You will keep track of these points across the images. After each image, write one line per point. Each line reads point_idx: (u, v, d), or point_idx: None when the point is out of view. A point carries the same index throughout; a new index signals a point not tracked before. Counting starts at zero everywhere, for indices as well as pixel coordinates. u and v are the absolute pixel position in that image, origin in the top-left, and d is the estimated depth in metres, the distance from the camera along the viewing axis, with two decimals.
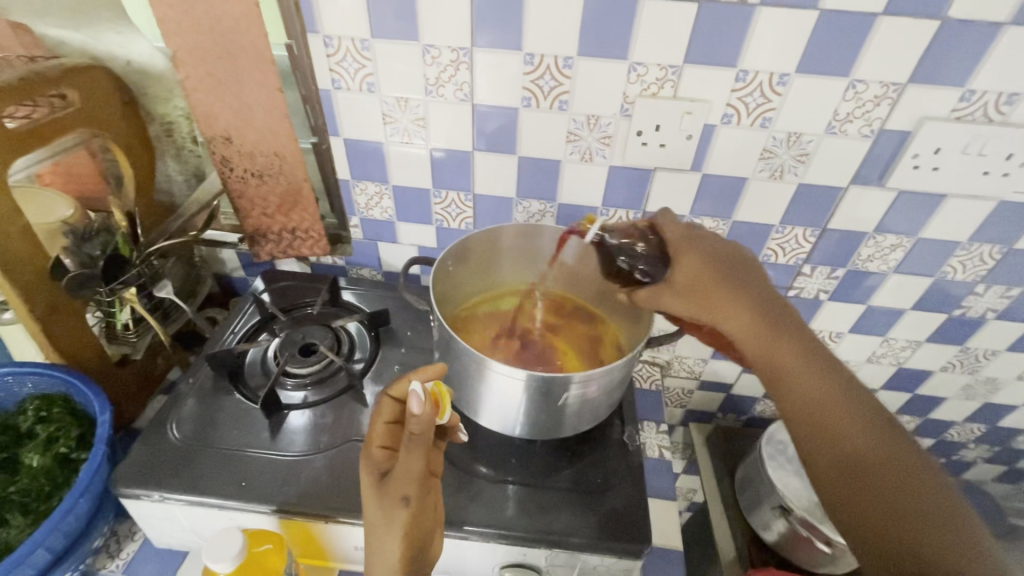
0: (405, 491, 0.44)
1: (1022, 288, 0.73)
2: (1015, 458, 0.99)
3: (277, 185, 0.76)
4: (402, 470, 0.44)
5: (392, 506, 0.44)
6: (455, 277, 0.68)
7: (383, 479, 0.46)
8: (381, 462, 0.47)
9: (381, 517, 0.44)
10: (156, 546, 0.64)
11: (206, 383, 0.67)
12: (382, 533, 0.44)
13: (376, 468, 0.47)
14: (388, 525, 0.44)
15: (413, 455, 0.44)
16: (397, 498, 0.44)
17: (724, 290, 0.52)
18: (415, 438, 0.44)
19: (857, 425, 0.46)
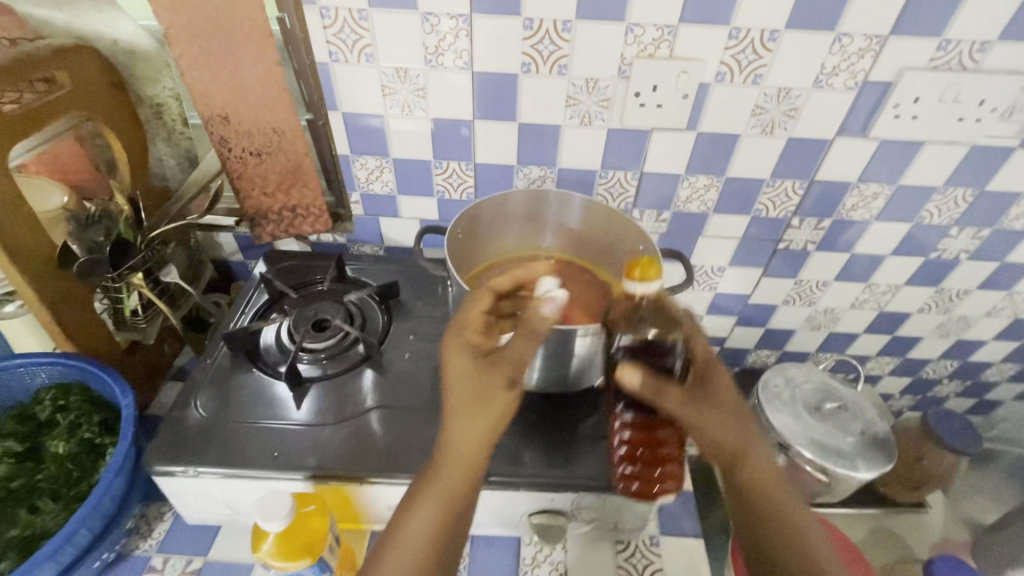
0: (514, 377, 0.52)
1: (992, 228, 0.79)
2: (983, 390, 1.07)
3: (276, 162, 0.76)
4: (510, 357, 0.53)
5: (495, 390, 0.51)
6: (466, 244, 0.70)
7: (482, 357, 0.53)
8: (481, 341, 0.54)
9: (479, 395, 0.51)
10: (187, 524, 0.66)
11: (224, 361, 0.68)
12: (473, 411, 0.51)
13: (476, 346, 0.53)
14: (488, 404, 0.51)
15: (528, 346, 0.54)
16: (501, 382, 0.51)
17: (710, 414, 0.55)
18: (536, 330, 0.54)
19: (823, 544, 0.53)
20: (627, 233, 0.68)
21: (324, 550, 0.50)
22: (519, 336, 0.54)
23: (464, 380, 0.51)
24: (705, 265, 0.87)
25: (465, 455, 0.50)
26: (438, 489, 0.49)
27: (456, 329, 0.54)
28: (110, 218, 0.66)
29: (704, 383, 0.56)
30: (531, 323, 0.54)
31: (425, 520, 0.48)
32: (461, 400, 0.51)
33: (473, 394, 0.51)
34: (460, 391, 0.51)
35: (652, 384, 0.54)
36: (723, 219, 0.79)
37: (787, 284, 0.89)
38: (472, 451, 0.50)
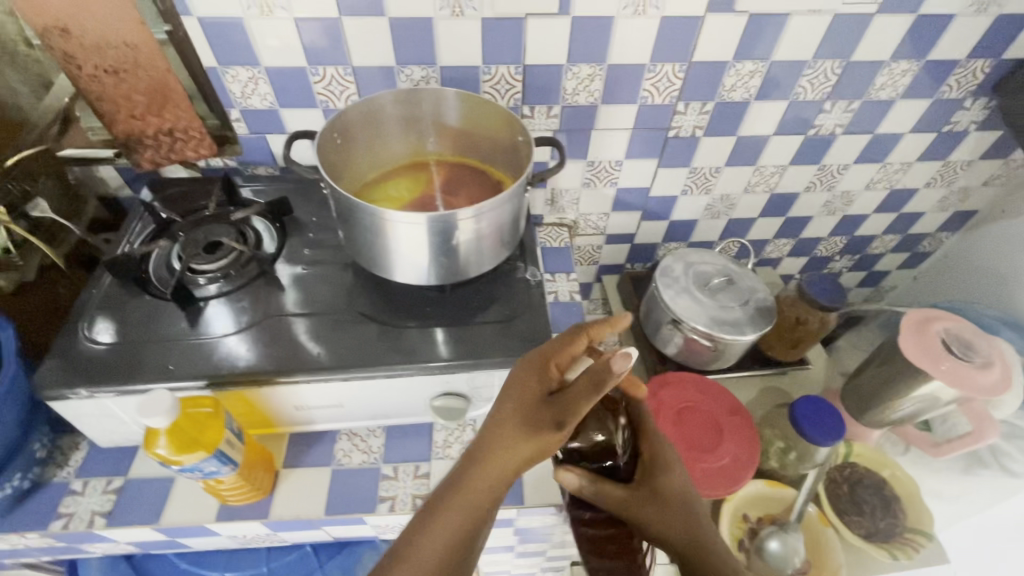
0: (564, 421, 0.49)
1: (861, 100, 0.83)
2: (870, 262, 1.17)
3: (138, 80, 0.72)
4: (569, 403, 0.49)
5: (547, 424, 0.49)
6: (346, 151, 0.70)
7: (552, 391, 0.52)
8: (552, 375, 0.53)
9: (524, 422, 0.50)
10: (104, 449, 0.68)
11: (110, 289, 0.67)
12: (514, 433, 0.50)
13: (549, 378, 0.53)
14: (529, 430, 0.50)
15: (588, 400, 0.49)
16: (551, 420, 0.50)
17: (658, 502, 0.52)
18: (597, 387, 0.48)
19: None
20: (503, 126, 0.69)
21: (221, 444, 0.53)
22: (584, 386, 0.49)
23: (525, 401, 0.51)
24: (603, 161, 0.88)
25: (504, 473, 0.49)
26: (462, 503, 0.48)
27: (530, 363, 0.54)
28: None
29: (650, 480, 0.54)
30: (600, 373, 0.48)
31: (458, 525, 0.47)
32: (517, 416, 0.51)
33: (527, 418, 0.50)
34: (518, 406, 0.51)
35: (591, 485, 0.54)
36: (611, 110, 0.81)
37: (682, 173, 0.92)
38: (497, 475, 0.49)
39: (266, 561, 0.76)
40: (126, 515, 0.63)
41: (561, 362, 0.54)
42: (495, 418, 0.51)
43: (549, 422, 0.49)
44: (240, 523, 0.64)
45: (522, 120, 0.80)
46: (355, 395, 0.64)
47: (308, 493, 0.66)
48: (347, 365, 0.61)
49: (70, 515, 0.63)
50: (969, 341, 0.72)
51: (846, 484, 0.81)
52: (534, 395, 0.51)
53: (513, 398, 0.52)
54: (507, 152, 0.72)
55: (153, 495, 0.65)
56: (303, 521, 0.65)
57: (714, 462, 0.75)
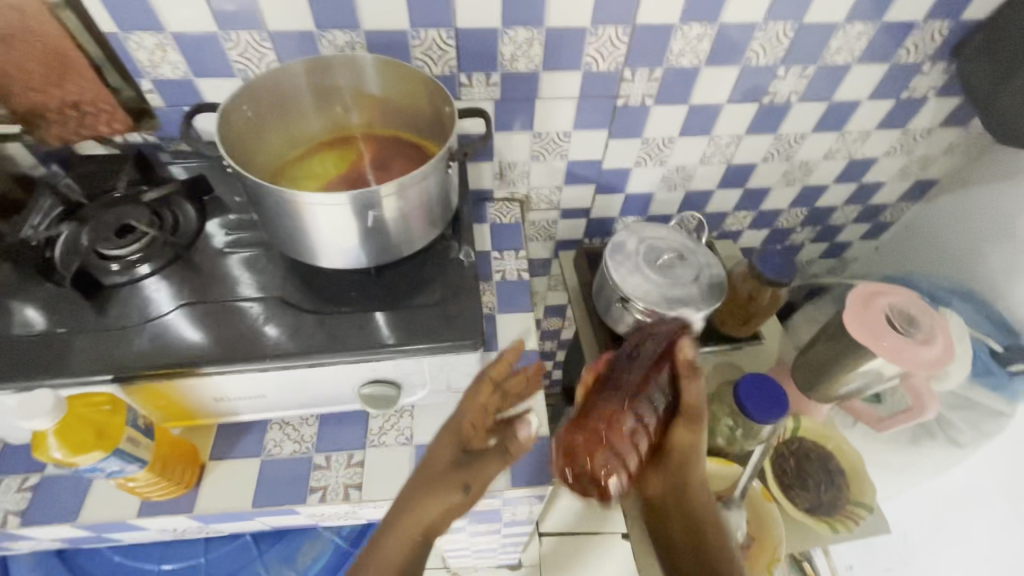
0: (470, 484, 0.54)
1: (816, 65, 0.79)
2: (831, 233, 1.15)
3: (30, 48, 0.66)
4: (480, 470, 0.54)
5: (453, 489, 0.53)
6: (257, 126, 0.66)
7: (467, 452, 0.55)
8: (470, 441, 0.56)
9: (436, 488, 0.54)
10: (19, 445, 0.64)
11: (11, 278, 0.63)
12: (429, 501, 0.53)
13: (461, 439, 0.55)
14: (439, 493, 0.53)
15: (497, 466, 0.55)
16: (456, 484, 0.54)
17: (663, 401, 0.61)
18: (506, 452, 0.55)
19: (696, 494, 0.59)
20: (427, 95, 0.65)
21: (122, 442, 0.51)
22: (494, 453, 0.55)
23: (435, 471, 0.55)
24: (550, 132, 0.84)
25: (418, 531, 0.53)
26: (386, 558, 0.52)
27: (444, 431, 0.57)
28: None
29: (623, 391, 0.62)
30: (506, 440, 0.55)
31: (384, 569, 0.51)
32: (426, 486, 0.54)
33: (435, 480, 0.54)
34: (433, 469, 0.55)
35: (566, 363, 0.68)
36: (555, 78, 0.76)
37: (635, 145, 0.88)
38: (423, 525, 0.54)
39: (205, 551, 0.74)
40: (42, 513, 0.60)
41: (482, 425, 0.56)
42: (416, 484, 0.55)
43: (458, 487, 0.53)
44: (165, 517, 0.62)
45: (460, 88, 0.75)
46: (277, 384, 0.61)
47: (234, 485, 0.64)
48: (265, 355, 0.58)
49: None
50: (913, 316, 0.71)
51: (793, 459, 0.81)
52: (450, 461, 0.55)
53: (432, 463, 0.56)
54: (433, 120, 0.67)
55: (71, 492, 0.62)
56: (230, 513, 0.62)
57: None
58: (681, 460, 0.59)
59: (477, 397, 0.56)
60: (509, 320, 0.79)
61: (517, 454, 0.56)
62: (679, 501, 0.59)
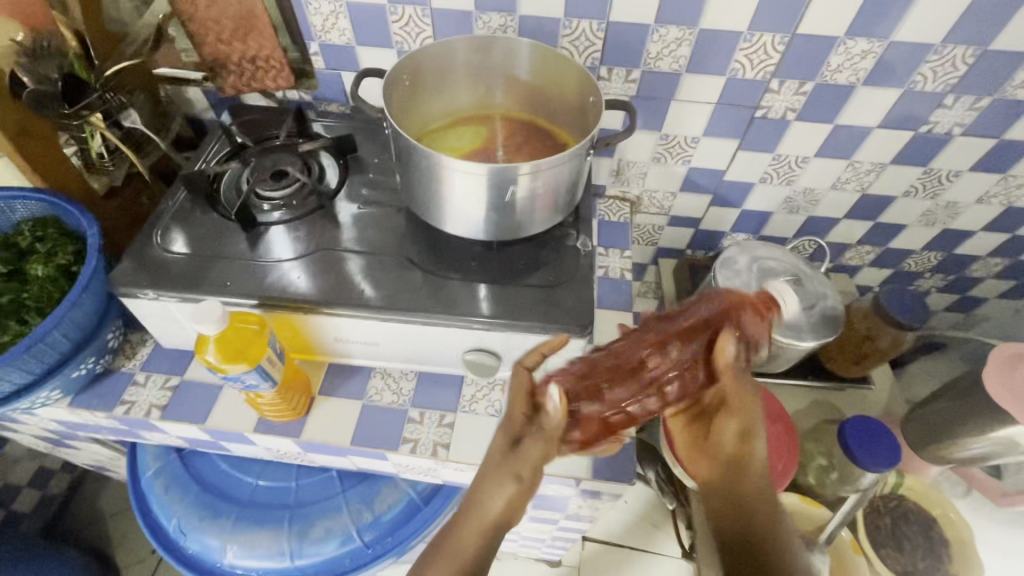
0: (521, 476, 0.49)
1: (992, 97, 0.72)
2: (966, 285, 1.04)
3: (228, 6, 0.74)
4: (522, 456, 0.49)
5: (506, 479, 0.49)
6: (412, 97, 0.70)
7: (511, 445, 0.50)
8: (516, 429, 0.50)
9: (490, 478, 0.49)
10: (166, 349, 0.73)
11: (185, 204, 0.72)
12: (488, 488, 0.49)
13: (509, 432, 0.50)
14: (496, 484, 0.49)
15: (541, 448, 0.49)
16: (510, 476, 0.49)
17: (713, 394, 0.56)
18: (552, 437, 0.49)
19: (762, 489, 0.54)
20: (572, 84, 0.67)
21: (262, 361, 0.57)
22: (538, 438, 0.49)
23: (488, 462, 0.50)
24: (678, 135, 0.82)
25: (489, 519, 0.50)
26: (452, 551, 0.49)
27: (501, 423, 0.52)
28: (63, 56, 0.67)
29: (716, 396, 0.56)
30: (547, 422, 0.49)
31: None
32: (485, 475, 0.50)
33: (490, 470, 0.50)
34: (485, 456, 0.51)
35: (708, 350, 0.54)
36: (697, 80, 0.75)
37: (765, 159, 0.85)
38: (495, 513, 0.50)
39: (296, 477, 0.80)
40: (179, 411, 0.68)
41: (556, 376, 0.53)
42: (469, 488, 0.51)
43: (512, 478, 0.49)
44: (276, 438, 0.68)
45: (598, 81, 0.76)
46: (390, 335, 0.66)
47: (336, 422, 0.69)
48: (385, 306, 0.63)
49: (132, 403, 0.69)
50: None
51: (889, 517, 0.75)
52: (496, 463, 0.50)
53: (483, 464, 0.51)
54: (575, 109, 0.69)
55: (202, 398, 0.69)
56: (330, 445, 0.68)
57: None
58: (727, 454, 0.55)
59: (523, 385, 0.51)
60: (607, 317, 0.79)
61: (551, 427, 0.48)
62: (731, 478, 0.55)
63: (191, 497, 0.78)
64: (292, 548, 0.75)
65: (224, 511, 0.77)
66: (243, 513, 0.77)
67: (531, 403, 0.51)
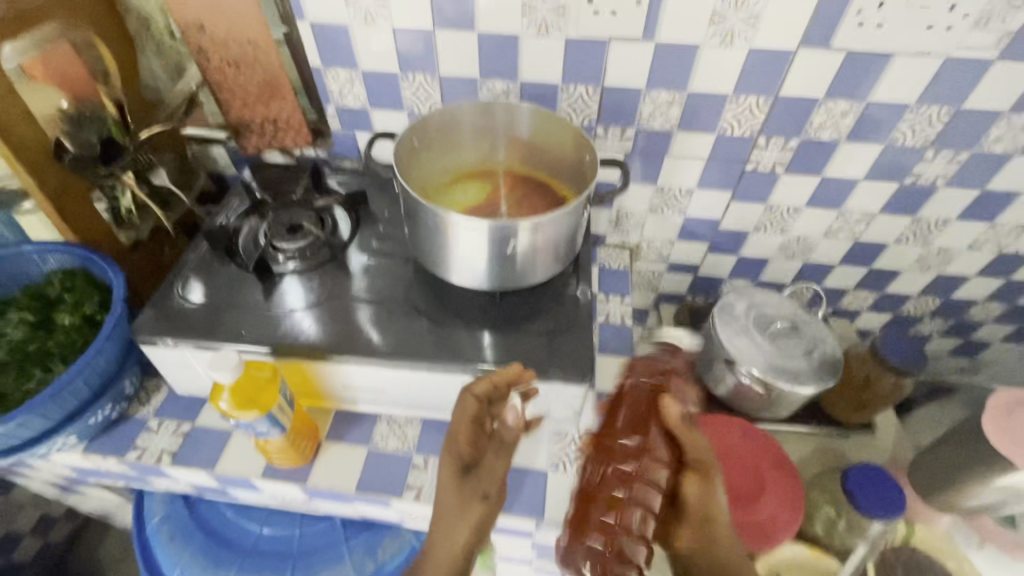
0: (490, 491, 0.55)
1: (970, 151, 0.76)
2: (968, 329, 1.05)
3: (254, 75, 0.81)
4: (488, 471, 0.56)
5: (473, 497, 0.54)
6: (421, 155, 0.75)
7: (465, 471, 0.55)
8: (465, 458, 0.56)
9: (458, 516, 0.53)
10: (179, 395, 0.75)
11: (206, 256, 0.76)
12: (452, 525, 0.53)
13: (460, 457, 0.55)
14: (462, 515, 0.53)
15: (500, 456, 0.57)
16: (477, 493, 0.54)
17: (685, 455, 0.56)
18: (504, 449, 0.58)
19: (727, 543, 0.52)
20: (570, 143, 0.72)
21: (273, 408, 0.59)
22: (493, 450, 0.57)
23: (449, 502, 0.54)
24: (673, 187, 0.87)
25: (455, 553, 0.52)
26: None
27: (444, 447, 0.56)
28: (102, 120, 0.71)
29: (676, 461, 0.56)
30: (501, 434, 0.58)
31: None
32: (446, 514, 0.53)
33: (454, 500, 0.54)
34: (446, 488, 0.54)
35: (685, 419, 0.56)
36: (688, 137, 0.79)
37: (757, 209, 0.88)
38: (451, 552, 0.52)
39: (299, 525, 0.80)
40: (189, 457, 0.69)
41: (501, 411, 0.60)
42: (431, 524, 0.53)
43: (478, 496, 0.54)
44: (281, 484, 0.69)
45: (595, 139, 0.81)
46: (395, 381, 0.68)
47: (342, 466, 0.70)
48: (390, 353, 0.65)
49: (145, 448, 0.70)
50: None
51: (902, 568, 0.73)
52: (456, 491, 0.54)
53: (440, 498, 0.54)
54: (574, 165, 0.74)
55: (211, 444, 0.71)
56: (335, 492, 0.68)
57: (753, 514, 0.71)
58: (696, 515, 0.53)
59: (471, 413, 0.56)
60: (608, 362, 0.81)
61: (512, 441, 0.58)
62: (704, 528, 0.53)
63: (195, 546, 0.78)
64: None
65: (228, 560, 0.77)
66: (246, 563, 0.77)
67: (475, 429, 0.57)
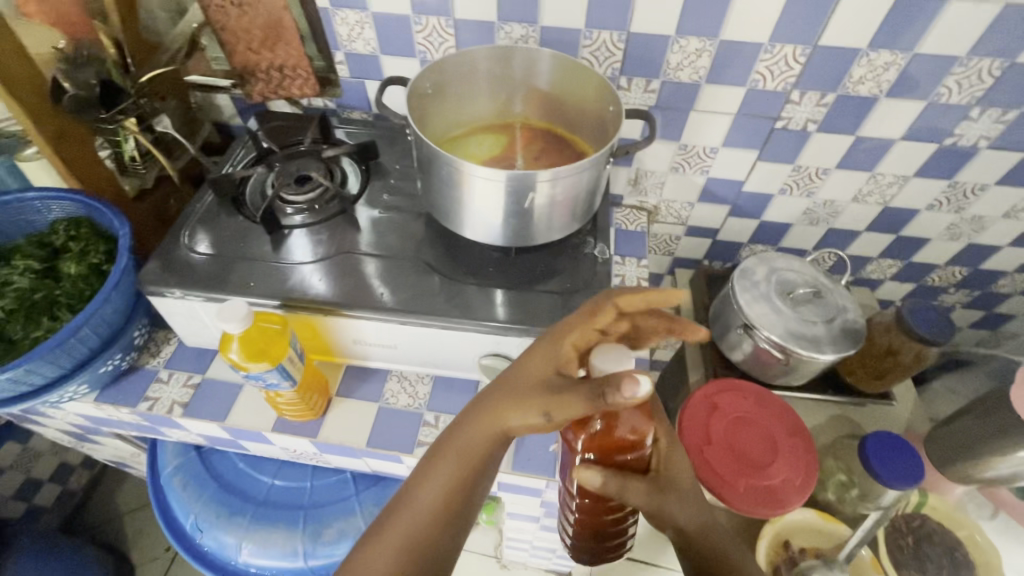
0: (553, 413, 0.44)
1: (1018, 110, 0.72)
2: (992, 302, 1.02)
3: (258, 16, 0.76)
4: (567, 399, 0.44)
5: (540, 404, 0.45)
6: (435, 103, 0.71)
7: (560, 373, 0.46)
8: (564, 363, 0.47)
9: (524, 398, 0.46)
10: (189, 348, 0.74)
11: (212, 207, 0.74)
12: (511, 404, 0.47)
13: (557, 361, 0.47)
14: (526, 403, 0.46)
15: (583, 402, 0.42)
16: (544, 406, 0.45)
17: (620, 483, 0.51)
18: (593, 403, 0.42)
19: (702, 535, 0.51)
20: (593, 93, 0.68)
21: (284, 360, 0.58)
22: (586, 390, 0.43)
23: (522, 381, 0.47)
24: (697, 145, 0.82)
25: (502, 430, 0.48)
26: (455, 448, 0.48)
27: (550, 345, 0.48)
28: (101, 62, 0.69)
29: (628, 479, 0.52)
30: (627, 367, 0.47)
31: (419, 511, 0.46)
32: (510, 394, 0.47)
33: (523, 387, 0.47)
34: (520, 376, 0.48)
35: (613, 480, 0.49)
36: (717, 91, 0.75)
37: (784, 171, 0.85)
38: (496, 424, 0.47)
39: (310, 478, 0.80)
40: (200, 409, 0.69)
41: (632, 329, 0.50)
42: (494, 392, 0.49)
43: (542, 406, 0.45)
44: (293, 437, 0.69)
45: (618, 90, 0.77)
46: (408, 338, 0.66)
47: (353, 421, 0.70)
48: (401, 309, 0.64)
49: (156, 399, 0.70)
50: None
51: (911, 536, 0.73)
52: (537, 379, 0.47)
53: (521, 378, 0.48)
54: (596, 117, 0.70)
55: (222, 396, 0.70)
56: (346, 446, 0.68)
57: (763, 481, 0.71)
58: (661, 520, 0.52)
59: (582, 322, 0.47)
60: None
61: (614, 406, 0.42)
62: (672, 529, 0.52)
63: (209, 495, 0.79)
64: (307, 548, 0.76)
65: (241, 509, 0.78)
66: (259, 512, 0.78)
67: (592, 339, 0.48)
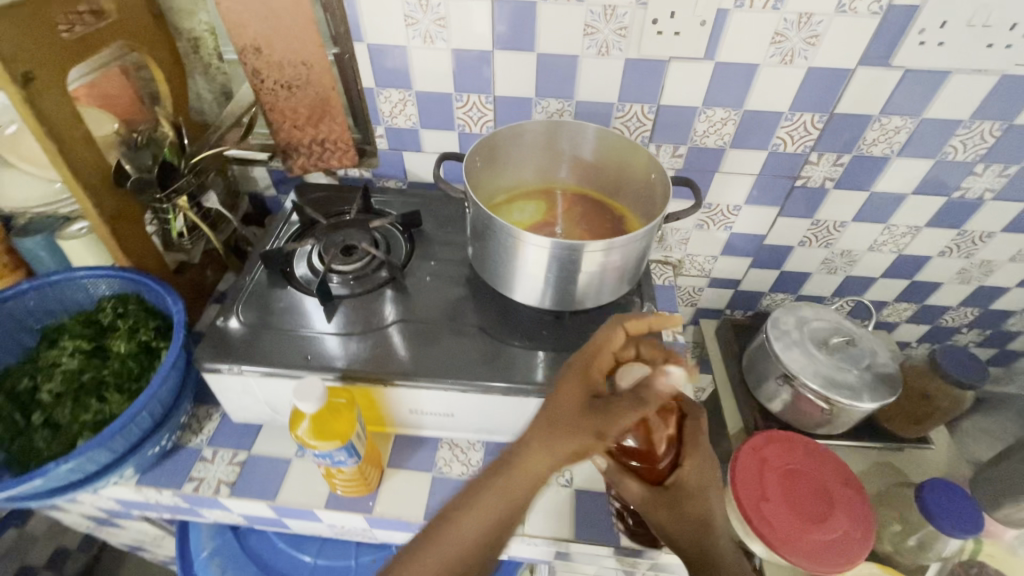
0: (606, 431, 0.47)
1: (1018, 165, 0.78)
2: (1004, 339, 1.06)
3: (306, 96, 0.80)
4: (614, 410, 0.47)
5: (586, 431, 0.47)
6: (482, 175, 0.74)
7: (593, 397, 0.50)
8: (596, 386, 0.50)
9: (568, 433, 0.47)
10: (233, 423, 0.73)
11: (262, 280, 0.74)
12: (550, 439, 0.48)
13: (591, 385, 0.50)
14: (569, 437, 0.47)
15: (631, 410, 0.47)
16: (591, 427, 0.47)
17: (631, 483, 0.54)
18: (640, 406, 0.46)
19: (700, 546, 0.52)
20: (636, 163, 0.72)
21: (352, 436, 0.57)
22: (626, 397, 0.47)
23: (559, 413, 0.49)
24: (721, 204, 0.87)
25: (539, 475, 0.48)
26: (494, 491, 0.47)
27: (574, 372, 0.51)
28: (158, 143, 0.71)
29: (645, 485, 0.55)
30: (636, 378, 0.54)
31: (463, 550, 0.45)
32: (549, 432, 0.48)
33: (561, 420, 0.48)
34: (555, 409, 0.49)
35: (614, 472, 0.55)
36: (741, 154, 0.80)
37: (803, 225, 0.89)
38: (540, 469, 0.47)
39: (354, 555, 0.77)
40: (248, 488, 0.67)
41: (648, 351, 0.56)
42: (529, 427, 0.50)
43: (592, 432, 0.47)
44: (346, 514, 0.67)
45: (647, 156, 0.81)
46: (464, 405, 0.66)
47: (408, 494, 0.68)
48: (461, 377, 0.64)
49: (201, 479, 0.68)
50: None
51: None
52: (573, 407, 0.49)
53: (554, 408, 0.50)
54: (637, 184, 0.74)
55: (271, 473, 0.68)
56: (403, 521, 0.66)
57: (823, 535, 0.69)
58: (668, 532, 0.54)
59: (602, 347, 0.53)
60: None
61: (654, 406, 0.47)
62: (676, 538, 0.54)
63: None
64: None
65: None
66: None
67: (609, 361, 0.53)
